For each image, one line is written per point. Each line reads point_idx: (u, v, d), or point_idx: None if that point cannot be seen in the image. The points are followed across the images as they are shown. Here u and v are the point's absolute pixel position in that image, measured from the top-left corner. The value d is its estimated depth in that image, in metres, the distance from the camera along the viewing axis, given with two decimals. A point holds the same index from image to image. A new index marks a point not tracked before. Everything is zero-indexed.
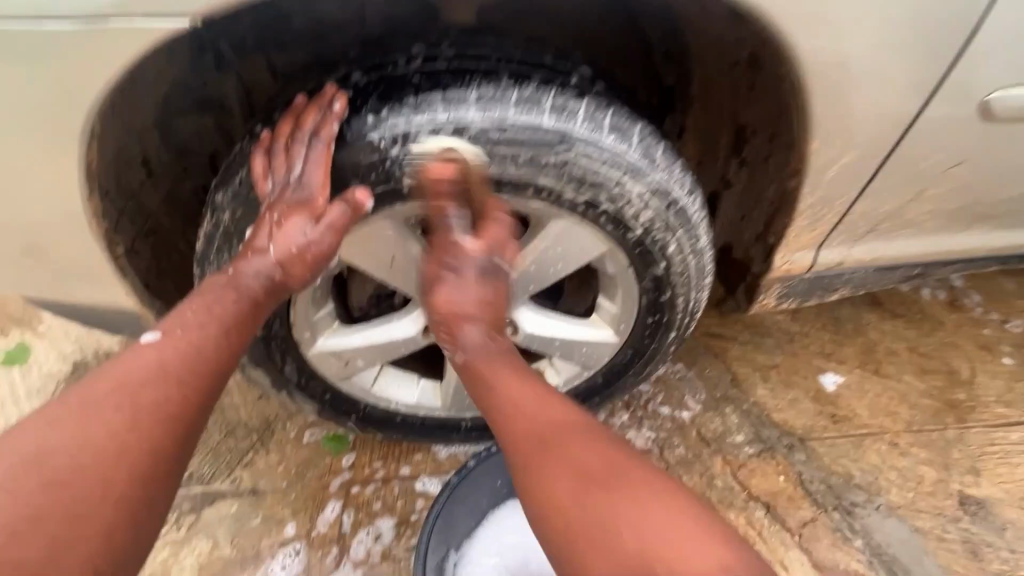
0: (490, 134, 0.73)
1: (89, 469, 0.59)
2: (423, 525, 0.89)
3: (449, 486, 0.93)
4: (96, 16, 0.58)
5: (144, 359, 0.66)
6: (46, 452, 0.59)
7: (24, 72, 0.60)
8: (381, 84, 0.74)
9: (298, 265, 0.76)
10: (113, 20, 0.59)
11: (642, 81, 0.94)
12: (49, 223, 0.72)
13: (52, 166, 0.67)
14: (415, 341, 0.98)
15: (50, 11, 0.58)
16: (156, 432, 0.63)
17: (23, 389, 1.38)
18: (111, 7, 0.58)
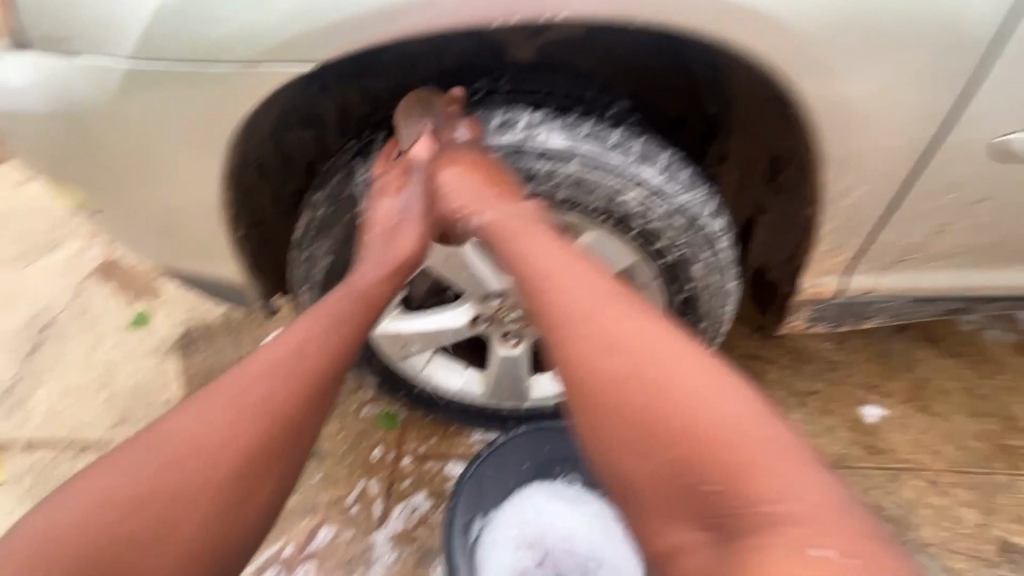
0: (536, 162, 0.88)
1: (243, 424, 0.71)
2: (454, 487, 1.00)
3: (479, 457, 1.03)
4: (250, 61, 0.74)
5: (293, 335, 0.79)
6: (217, 406, 0.72)
7: (191, 101, 0.77)
8: (452, 110, 0.90)
9: (399, 235, 0.92)
10: (261, 64, 0.74)
11: (688, 108, 1.02)
12: (188, 212, 0.90)
13: (198, 171, 0.84)
14: (463, 331, 1.12)
15: (217, 56, 0.74)
16: (297, 399, 0.75)
17: (143, 348, 1.66)
18: (262, 54, 0.74)
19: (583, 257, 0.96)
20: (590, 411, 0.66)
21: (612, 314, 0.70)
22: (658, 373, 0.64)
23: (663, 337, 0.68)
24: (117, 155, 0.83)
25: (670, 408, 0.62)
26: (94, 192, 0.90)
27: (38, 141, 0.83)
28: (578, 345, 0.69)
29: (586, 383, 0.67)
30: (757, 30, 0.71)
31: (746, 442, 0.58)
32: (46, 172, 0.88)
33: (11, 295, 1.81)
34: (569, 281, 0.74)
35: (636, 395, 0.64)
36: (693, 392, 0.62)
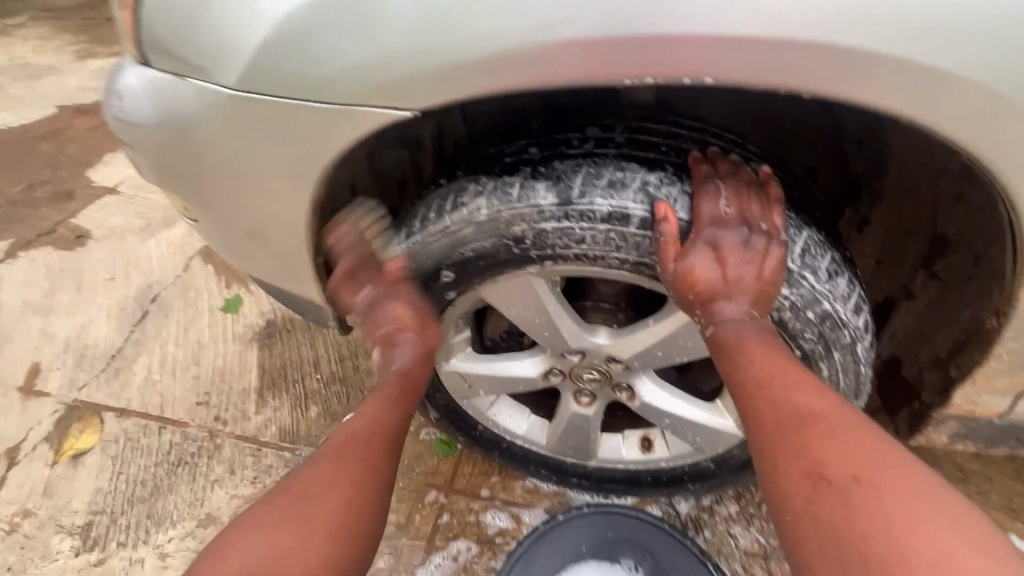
0: (646, 233, 0.68)
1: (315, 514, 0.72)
2: (508, 559, 0.98)
3: (537, 531, 1.00)
4: (348, 104, 0.67)
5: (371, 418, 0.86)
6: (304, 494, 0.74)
7: (287, 135, 0.73)
8: (546, 156, 0.72)
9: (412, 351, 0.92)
10: (358, 108, 0.68)
11: (827, 164, 0.89)
12: (278, 234, 0.89)
13: (289, 199, 0.81)
14: (534, 382, 1.04)
15: (315, 96, 0.68)
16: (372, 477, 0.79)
17: (229, 333, 1.74)
18: (361, 98, 0.67)
19: (682, 338, 0.88)
20: (794, 531, 0.56)
21: (831, 416, 0.60)
22: (872, 494, 0.52)
23: (891, 453, 0.56)
24: (218, 172, 0.83)
25: (890, 541, 0.49)
26: (195, 201, 0.91)
27: (154, 150, 0.85)
28: (785, 445, 0.60)
29: (793, 493, 0.57)
30: (966, 109, 0.56)
31: None
32: (158, 177, 0.91)
33: (129, 264, 1.98)
34: (773, 371, 0.66)
35: (847, 517, 0.52)
36: (921, 521, 0.50)
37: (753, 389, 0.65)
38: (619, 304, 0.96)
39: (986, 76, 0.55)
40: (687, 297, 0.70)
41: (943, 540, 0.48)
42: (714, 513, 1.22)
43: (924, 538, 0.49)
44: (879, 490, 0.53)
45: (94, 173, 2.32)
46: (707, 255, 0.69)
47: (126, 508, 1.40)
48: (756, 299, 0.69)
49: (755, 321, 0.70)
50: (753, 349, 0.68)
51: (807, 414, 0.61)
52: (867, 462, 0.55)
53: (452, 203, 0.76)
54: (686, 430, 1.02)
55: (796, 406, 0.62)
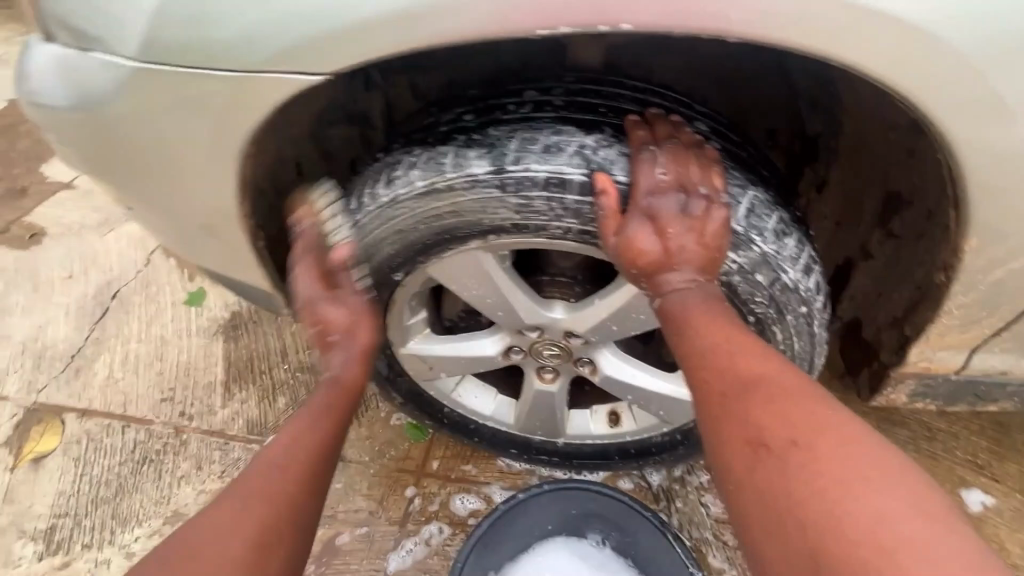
0: (588, 199, 0.65)
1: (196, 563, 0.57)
2: (465, 542, 0.93)
3: (494, 513, 0.95)
4: (256, 67, 0.63)
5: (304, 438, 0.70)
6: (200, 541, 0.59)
7: (204, 106, 0.68)
8: (481, 123, 0.68)
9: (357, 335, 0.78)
10: (267, 72, 0.63)
11: (785, 122, 0.88)
12: (209, 216, 0.84)
13: (213, 175, 0.76)
14: (494, 361, 1.02)
15: (224, 63, 0.64)
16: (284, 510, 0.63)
17: (194, 327, 1.69)
18: (270, 60, 0.62)
19: (637, 309, 0.86)
20: (736, 501, 0.54)
21: (773, 379, 0.58)
22: (811, 458, 0.50)
23: (833, 415, 0.53)
24: (140, 154, 0.78)
25: (825, 505, 0.47)
26: (124, 187, 0.86)
27: (71, 134, 0.80)
28: (727, 414, 0.58)
29: (734, 463, 0.55)
30: (891, 48, 0.54)
31: (912, 550, 0.43)
32: (82, 164, 0.86)
33: (87, 260, 1.91)
34: (717, 336, 0.63)
35: (787, 484, 0.50)
36: (860, 483, 0.47)
37: (694, 355, 0.63)
38: (575, 277, 0.93)
39: (907, 11, 0.53)
40: (630, 269, 0.67)
41: (882, 501, 0.46)
42: (685, 484, 1.23)
43: (861, 499, 0.46)
44: (816, 453, 0.50)
45: (48, 168, 2.23)
46: (648, 225, 0.66)
47: (90, 508, 1.36)
48: (701, 267, 0.67)
49: (702, 290, 0.67)
50: (699, 317, 0.65)
51: (747, 378, 0.59)
52: (807, 425, 0.52)
53: (385, 177, 0.71)
54: (650, 402, 1.01)
55: (736, 369, 0.60)
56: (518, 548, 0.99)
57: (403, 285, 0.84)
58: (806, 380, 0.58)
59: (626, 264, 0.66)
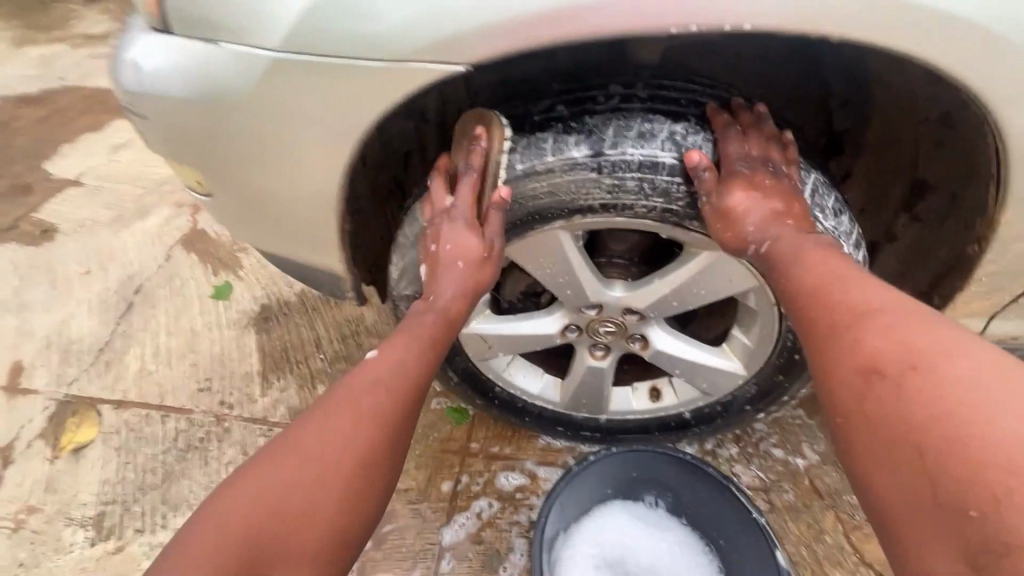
0: (674, 178, 0.74)
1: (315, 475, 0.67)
2: (547, 499, 0.98)
3: (571, 473, 1.01)
4: (399, 59, 0.70)
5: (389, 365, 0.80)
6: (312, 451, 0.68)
7: (334, 95, 0.75)
8: (576, 112, 0.75)
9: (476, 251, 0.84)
10: (410, 62, 0.70)
11: (811, 121, 0.96)
12: (302, 202, 0.89)
13: (322, 161, 0.82)
14: (552, 339, 1.09)
15: (368, 54, 0.71)
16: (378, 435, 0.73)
17: (224, 320, 1.71)
18: (413, 52, 0.70)
19: (697, 287, 0.93)
20: (851, 430, 0.58)
21: (887, 313, 0.61)
22: (926, 379, 0.54)
23: (952, 340, 0.56)
24: (243, 138, 0.83)
25: (944, 423, 0.50)
26: (213, 170, 0.91)
27: (172, 118, 0.84)
28: (840, 347, 0.62)
29: (847, 392, 0.60)
30: (961, 46, 0.64)
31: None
32: (171, 148, 0.90)
33: (107, 256, 1.91)
34: (826, 283, 0.68)
35: (899, 408, 0.54)
36: (982, 400, 0.50)
37: (811, 299, 0.68)
38: (631, 259, 1.02)
39: (976, 16, 0.63)
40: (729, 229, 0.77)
41: (1009, 413, 0.48)
42: (717, 455, 1.32)
43: (984, 414, 0.49)
44: (933, 374, 0.53)
45: (55, 167, 2.20)
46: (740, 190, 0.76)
47: (138, 495, 1.37)
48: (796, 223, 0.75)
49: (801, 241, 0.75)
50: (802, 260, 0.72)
51: (857, 315, 0.63)
52: (923, 349, 0.56)
53: (485, 161, 0.78)
54: (696, 374, 1.09)
55: (848, 307, 0.64)
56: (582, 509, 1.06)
57: None
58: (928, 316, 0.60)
59: (724, 223, 0.76)
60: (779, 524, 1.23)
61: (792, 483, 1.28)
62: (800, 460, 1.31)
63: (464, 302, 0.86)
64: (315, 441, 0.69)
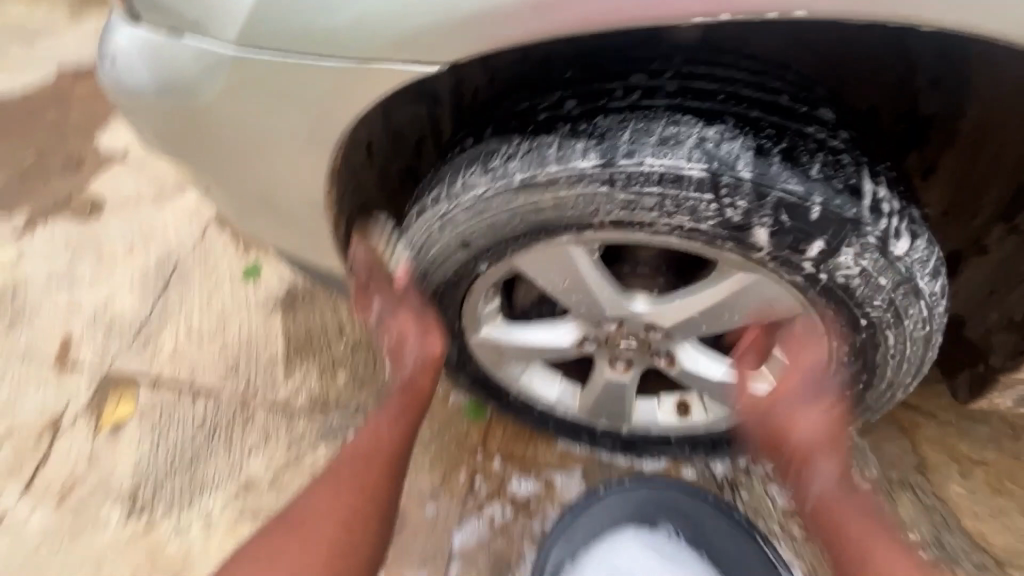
0: (704, 192, 0.60)
1: (302, 517, 0.87)
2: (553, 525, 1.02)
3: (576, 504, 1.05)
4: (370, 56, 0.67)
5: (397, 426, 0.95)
6: (307, 504, 0.89)
7: (309, 90, 0.72)
8: (588, 111, 0.64)
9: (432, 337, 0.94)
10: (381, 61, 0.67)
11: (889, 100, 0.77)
12: (294, 201, 0.87)
13: (310, 160, 0.80)
14: (568, 350, 0.99)
15: (338, 51, 0.68)
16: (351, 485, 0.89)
17: (252, 300, 1.71)
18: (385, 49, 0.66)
19: (729, 313, 0.80)
20: (827, 535, 0.91)
21: (823, 504, 0.92)
22: (838, 529, 0.90)
23: (837, 504, 0.91)
24: (230, 141, 0.81)
25: (835, 516, 0.91)
26: (204, 171, 0.89)
27: (153, 118, 0.81)
28: (806, 503, 0.94)
29: (832, 528, 0.90)
30: None
31: (840, 510, 0.91)
32: (162, 147, 0.88)
33: (146, 232, 1.94)
34: (847, 524, 0.89)
35: (843, 537, 0.89)
36: (840, 513, 0.91)
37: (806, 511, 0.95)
38: (659, 267, 0.90)
39: None
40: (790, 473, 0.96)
41: (848, 504, 0.91)
42: (751, 474, 1.21)
43: (860, 523, 0.89)
44: (836, 501, 0.91)
45: (101, 140, 2.22)
46: (812, 411, 0.90)
47: (168, 475, 1.42)
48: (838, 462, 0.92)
49: (840, 489, 0.92)
50: (838, 513, 0.91)
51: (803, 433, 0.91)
52: (832, 490, 0.92)
53: (482, 166, 0.68)
54: (728, 395, 0.98)
55: (817, 492, 0.92)
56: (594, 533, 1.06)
57: (483, 276, 0.82)
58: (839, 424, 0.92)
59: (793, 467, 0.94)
60: (816, 558, 1.12)
61: None
62: None
63: (426, 378, 0.96)
64: (322, 474, 0.91)
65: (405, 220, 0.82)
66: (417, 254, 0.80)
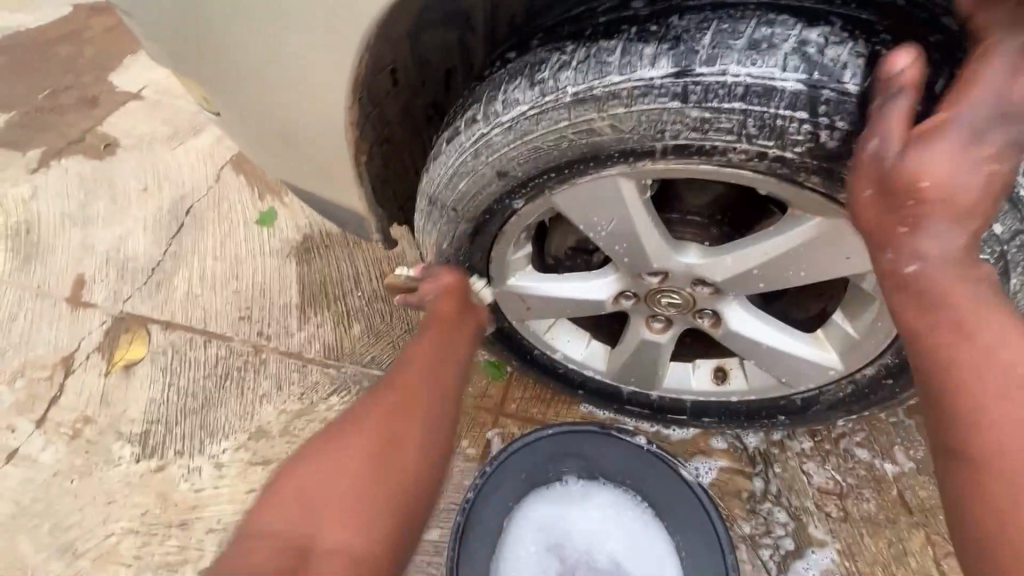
0: (798, 111, 0.50)
1: (340, 475, 0.62)
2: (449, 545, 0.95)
3: (465, 506, 0.97)
4: None
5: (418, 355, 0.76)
6: (343, 457, 0.63)
7: None
8: (660, 13, 0.54)
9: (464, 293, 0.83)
10: None
11: None
12: (310, 123, 0.79)
13: (328, 71, 0.71)
14: (602, 306, 0.91)
15: None
16: (400, 424, 0.67)
17: (267, 247, 1.65)
18: None
19: (793, 270, 0.72)
20: (950, 384, 0.51)
21: (982, 338, 0.51)
22: (1000, 408, 0.49)
23: (999, 347, 0.51)
24: (244, 50, 0.73)
25: (983, 381, 0.50)
26: (217, 89, 0.81)
27: (166, 22, 0.75)
28: (945, 360, 0.52)
29: (960, 354, 0.51)
30: None
31: (1019, 392, 0.49)
32: (173, 62, 0.81)
33: (160, 173, 1.86)
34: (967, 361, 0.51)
35: (990, 362, 0.50)
36: (994, 370, 0.50)
37: (929, 365, 0.53)
38: (713, 217, 0.81)
39: None
40: (887, 278, 0.54)
41: (1011, 342, 0.51)
42: (786, 449, 1.13)
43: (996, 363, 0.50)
44: (939, 293, 0.52)
45: (116, 77, 2.13)
46: (942, 217, 0.50)
47: (180, 418, 1.39)
48: (963, 215, 0.51)
49: (976, 281, 0.53)
50: (954, 290, 0.52)
51: (933, 329, 0.53)
52: (964, 294, 0.52)
53: (528, 79, 0.59)
54: (777, 361, 0.89)
55: (933, 276, 0.52)
56: (501, 517, 1.00)
57: (519, 215, 0.73)
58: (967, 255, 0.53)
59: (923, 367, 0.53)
60: (852, 539, 1.06)
61: (874, 491, 1.09)
62: (889, 466, 1.11)
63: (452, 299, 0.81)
64: (359, 417, 0.68)
65: (433, 150, 0.73)
66: (448, 187, 0.72)
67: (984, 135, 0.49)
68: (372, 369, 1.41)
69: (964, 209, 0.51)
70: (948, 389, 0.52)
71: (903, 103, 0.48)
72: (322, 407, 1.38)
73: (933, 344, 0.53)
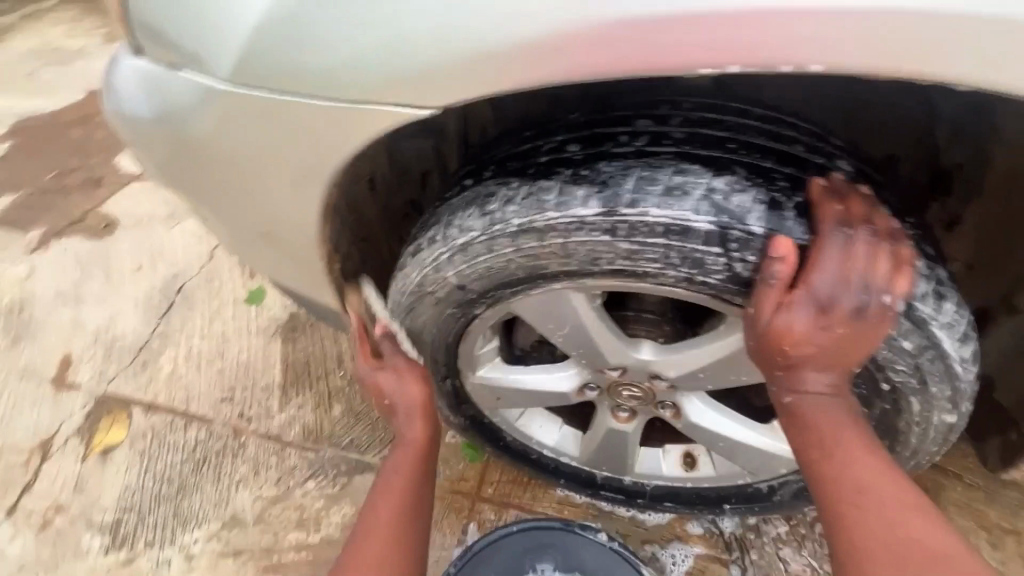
0: (709, 243, 0.57)
1: None
2: None
3: None
4: (352, 99, 0.65)
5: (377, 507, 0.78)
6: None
7: (297, 130, 0.70)
8: (591, 158, 0.61)
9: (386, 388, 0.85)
10: (366, 104, 0.65)
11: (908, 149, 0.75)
12: (287, 235, 0.85)
13: (300, 198, 0.78)
14: (567, 397, 0.94)
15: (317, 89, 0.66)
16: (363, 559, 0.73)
17: (253, 325, 1.67)
18: (369, 95, 0.64)
19: (736, 373, 0.78)
20: (827, 494, 0.59)
21: (835, 438, 0.60)
22: (861, 512, 0.57)
23: (853, 448, 0.60)
24: (227, 176, 0.81)
25: (837, 480, 0.59)
26: (203, 204, 0.89)
27: (157, 147, 0.83)
28: (815, 466, 0.61)
29: (822, 465, 0.60)
30: None
31: (860, 484, 0.58)
32: (163, 178, 0.89)
33: (155, 251, 1.91)
34: (828, 461, 0.60)
35: (844, 466, 0.59)
36: (850, 470, 0.59)
37: (809, 465, 0.62)
38: (666, 314, 0.86)
39: None
40: (767, 359, 0.61)
41: (855, 449, 0.60)
42: (761, 533, 1.13)
43: (848, 467, 0.59)
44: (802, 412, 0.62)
45: (122, 160, 2.24)
46: (813, 315, 0.57)
47: (153, 505, 1.38)
48: (825, 342, 0.58)
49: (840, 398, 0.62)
50: (824, 415, 0.61)
51: (802, 433, 0.62)
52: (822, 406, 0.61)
53: (478, 209, 0.66)
54: (737, 451, 0.91)
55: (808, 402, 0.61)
56: None
57: (480, 317, 0.78)
58: (843, 352, 0.59)
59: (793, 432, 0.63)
60: None
61: None
62: None
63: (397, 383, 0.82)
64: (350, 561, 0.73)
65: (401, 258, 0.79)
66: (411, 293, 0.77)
67: (840, 300, 0.57)
68: (351, 452, 1.41)
69: (835, 362, 0.59)
70: (819, 479, 0.60)
71: (773, 287, 0.56)
72: (297, 492, 1.37)
73: (805, 446, 0.62)
